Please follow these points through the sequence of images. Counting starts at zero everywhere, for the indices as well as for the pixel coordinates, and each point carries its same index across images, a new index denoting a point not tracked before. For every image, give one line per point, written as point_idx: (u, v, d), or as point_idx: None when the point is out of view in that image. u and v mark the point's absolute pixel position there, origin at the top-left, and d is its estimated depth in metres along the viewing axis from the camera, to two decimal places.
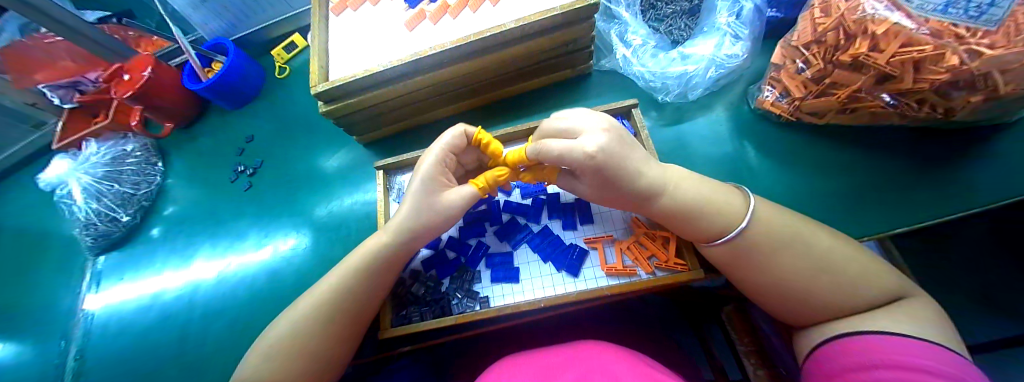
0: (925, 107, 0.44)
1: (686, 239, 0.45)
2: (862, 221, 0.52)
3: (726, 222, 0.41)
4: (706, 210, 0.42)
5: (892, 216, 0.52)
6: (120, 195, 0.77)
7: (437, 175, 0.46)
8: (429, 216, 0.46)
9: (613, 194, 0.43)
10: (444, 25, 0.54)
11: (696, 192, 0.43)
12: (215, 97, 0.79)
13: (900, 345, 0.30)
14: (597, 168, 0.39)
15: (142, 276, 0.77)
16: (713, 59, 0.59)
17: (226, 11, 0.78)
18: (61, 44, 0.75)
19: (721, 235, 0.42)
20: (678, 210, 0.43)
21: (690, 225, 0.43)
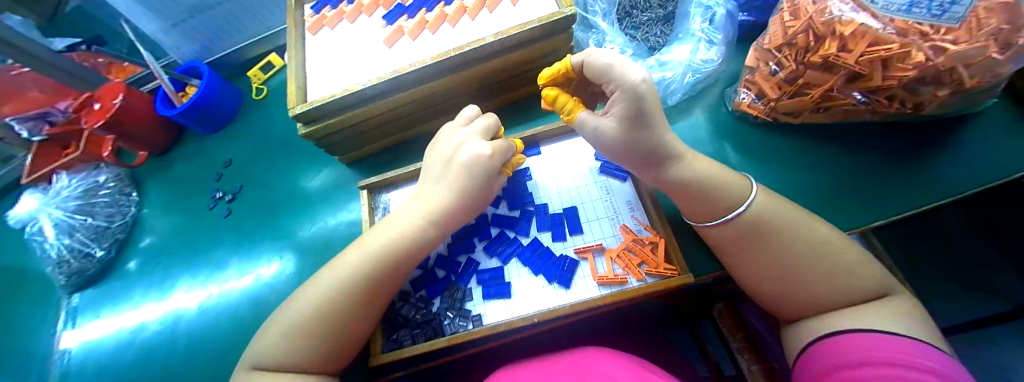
0: (894, 103, 0.46)
1: (699, 215, 0.44)
2: (843, 216, 0.53)
3: (731, 200, 0.41)
4: (716, 186, 0.42)
5: (871, 209, 0.53)
6: (93, 229, 0.74)
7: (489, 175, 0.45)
8: (460, 210, 0.45)
9: (639, 138, 0.40)
10: (422, 40, 0.54)
11: (707, 168, 0.43)
12: (190, 122, 0.76)
13: (884, 338, 0.31)
14: (643, 95, 0.36)
15: (119, 313, 0.73)
16: (689, 65, 0.60)
17: (200, 35, 0.77)
18: (28, 74, 0.70)
19: (729, 211, 0.41)
20: (694, 181, 0.42)
21: (704, 197, 0.42)
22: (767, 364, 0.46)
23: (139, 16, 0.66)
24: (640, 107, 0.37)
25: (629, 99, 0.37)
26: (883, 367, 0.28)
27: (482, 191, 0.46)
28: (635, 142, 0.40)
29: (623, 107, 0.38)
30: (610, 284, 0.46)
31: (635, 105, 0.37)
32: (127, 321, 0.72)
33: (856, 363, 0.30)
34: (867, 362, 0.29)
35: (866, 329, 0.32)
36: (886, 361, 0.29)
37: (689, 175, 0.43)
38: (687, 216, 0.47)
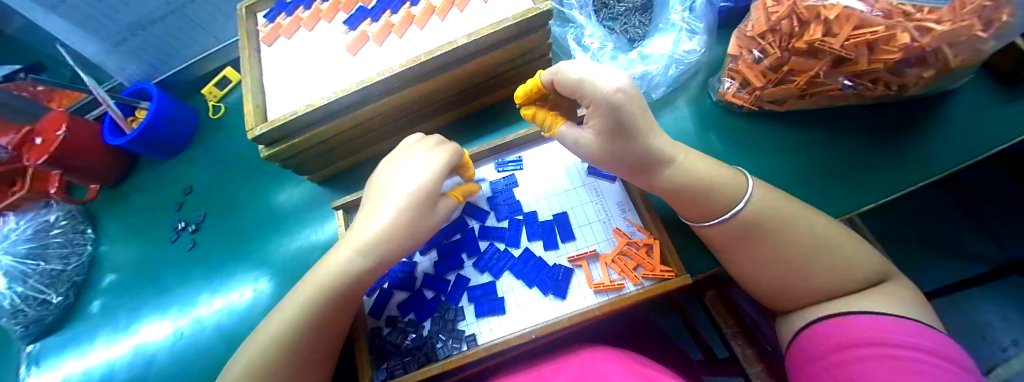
0: (879, 85, 0.46)
1: (694, 215, 0.42)
2: (833, 201, 0.53)
3: (724, 199, 0.39)
4: (713, 187, 0.39)
5: (859, 192, 0.53)
6: (47, 274, 0.65)
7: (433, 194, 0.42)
8: (410, 231, 0.41)
9: (621, 148, 0.38)
10: (389, 46, 0.50)
11: (700, 167, 0.40)
12: (143, 150, 0.70)
13: (873, 326, 0.31)
14: (616, 104, 0.33)
15: (85, 360, 0.67)
16: (672, 57, 0.58)
17: (144, 52, 0.70)
18: None
19: (727, 210, 0.39)
20: (684, 184, 0.40)
21: (700, 198, 0.40)
22: (760, 348, 0.44)
23: (73, 37, 0.60)
24: (616, 120, 0.34)
25: (603, 113, 0.34)
26: (869, 359, 0.29)
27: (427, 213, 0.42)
28: (616, 151, 0.38)
29: (599, 121, 0.36)
30: (606, 291, 0.44)
31: (609, 117, 0.34)
32: (91, 367, 0.66)
33: (844, 356, 0.30)
34: (856, 355, 0.29)
35: (856, 315, 0.32)
36: (873, 353, 0.29)
37: (679, 180, 0.40)
38: (682, 213, 0.44)
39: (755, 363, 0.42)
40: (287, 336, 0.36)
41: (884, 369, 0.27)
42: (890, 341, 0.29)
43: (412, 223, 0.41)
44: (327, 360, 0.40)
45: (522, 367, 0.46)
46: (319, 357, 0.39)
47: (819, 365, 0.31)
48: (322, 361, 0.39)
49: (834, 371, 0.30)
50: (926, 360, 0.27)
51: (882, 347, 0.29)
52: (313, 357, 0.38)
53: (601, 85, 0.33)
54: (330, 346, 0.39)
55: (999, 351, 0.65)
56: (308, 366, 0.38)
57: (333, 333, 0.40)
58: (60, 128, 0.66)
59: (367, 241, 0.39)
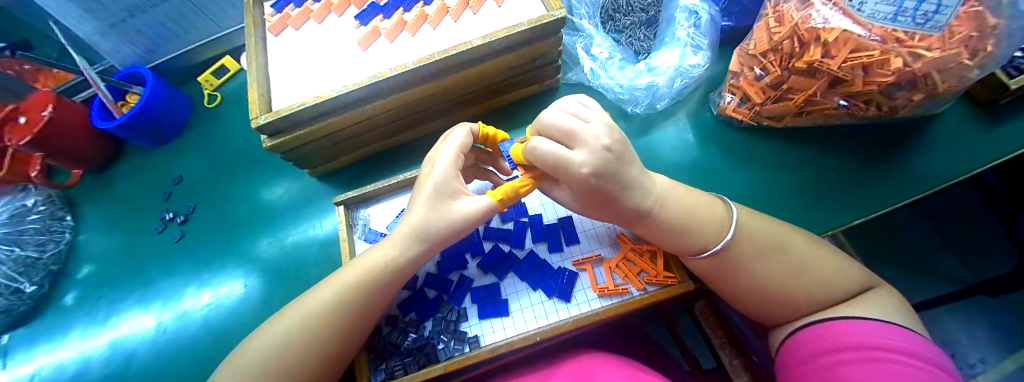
0: (872, 106, 0.49)
1: (671, 251, 0.42)
2: (826, 215, 0.56)
3: (703, 241, 0.39)
4: (690, 232, 0.39)
5: (852, 206, 0.56)
6: (22, 261, 0.62)
7: (452, 181, 0.39)
8: (442, 230, 0.39)
9: (597, 206, 0.38)
10: (402, 42, 0.50)
11: (668, 211, 0.39)
12: (130, 136, 0.68)
13: (842, 330, 0.32)
14: (584, 185, 0.34)
15: (59, 354, 0.64)
16: (678, 70, 0.60)
17: (139, 35, 0.68)
18: None
19: (702, 249, 0.40)
20: (663, 230, 0.40)
21: (674, 239, 0.40)
22: (746, 358, 0.44)
23: (69, 17, 0.58)
24: (587, 191, 0.35)
25: (575, 185, 0.35)
26: (854, 361, 0.30)
27: (455, 228, 0.39)
28: (594, 207, 0.39)
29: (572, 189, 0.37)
30: (610, 293, 0.44)
31: (590, 184, 0.34)
32: (65, 361, 0.63)
33: (825, 360, 0.31)
34: (831, 361, 0.31)
35: (832, 321, 0.34)
36: (847, 356, 0.30)
37: (660, 227, 0.39)
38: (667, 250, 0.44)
39: (742, 373, 0.42)
40: (311, 332, 0.35)
41: (870, 371, 0.28)
42: (860, 343, 0.31)
43: (439, 212, 0.39)
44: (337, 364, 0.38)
45: (524, 370, 0.45)
46: (331, 361, 0.36)
47: (807, 367, 0.33)
48: (334, 363, 0.37)
49: (821, 373, 0.31)
50: (905, 363, 0.29)
51: (860, 350, 0.30)
52: (324, 358, 0.36)
53: (569, 168, 0.33)
54: (344, 349, 0.37)
55: (968, 367, 0.68)
56: (319, 366, 0.35)
57: (346, 335, 0.37)
58: (46, 108, 0.63)
59: (395, 237, 0.40)
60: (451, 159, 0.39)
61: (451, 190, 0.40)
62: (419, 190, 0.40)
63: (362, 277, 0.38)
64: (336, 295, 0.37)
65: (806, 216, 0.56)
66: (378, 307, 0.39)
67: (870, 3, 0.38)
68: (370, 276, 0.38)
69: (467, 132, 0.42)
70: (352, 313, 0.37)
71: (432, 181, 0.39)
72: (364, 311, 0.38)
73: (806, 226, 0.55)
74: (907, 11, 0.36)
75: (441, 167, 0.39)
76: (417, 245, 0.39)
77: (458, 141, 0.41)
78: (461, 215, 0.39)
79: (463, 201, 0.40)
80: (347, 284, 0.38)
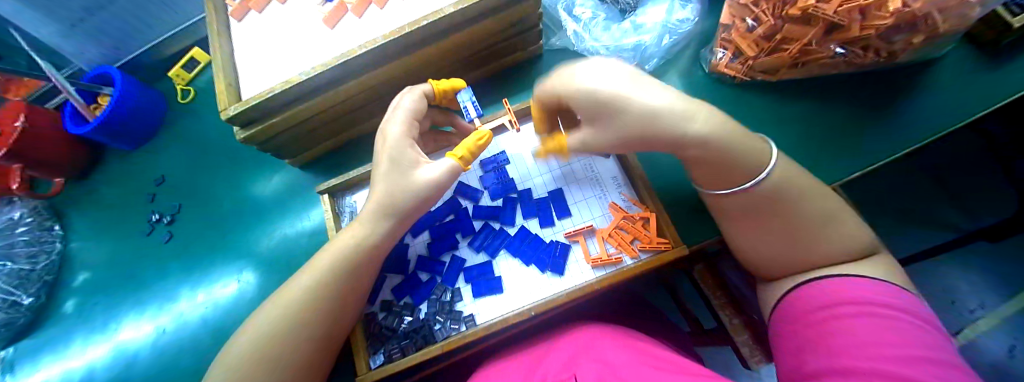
0: (869, 52, 0.47)
1: (719, 188, 0.34)
2: (826, 169, 0.54)
3: (752, 169, 0.32)
4: (738, 162, 0.32)
5: (851, 159, 0.54)
6: (15, 273, 0.62)
7: (406, 148, 0.38)
8: (406, 198, 0.38)
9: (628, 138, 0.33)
10: (370, 17, 0.47)
11: (716, 121, 0.31)
12: (106, 140, 0.66)
13: (842, 288, 0.29)
14: (609, 101, 0.31)
15: (63, 363, 0.64)
16: (665, 26, 0.58)
17: (100, 33, 0.65)
18: None
19: (748, 178, 0.32)
20: (711, 159, 0.32)
21: (722, 171, 0.32)
22: (747, 318, 0.44)
23: (25, 19, 0.56)
24: (614, 110, 0.31)
25: (602, 105, 0.31)
26: (851, 314, 0.27)
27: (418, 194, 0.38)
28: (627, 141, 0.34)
29: (600, 115, 0.32)
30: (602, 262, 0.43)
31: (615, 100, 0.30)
32: (71, 370, 0.64)
33: (821, 314, 0.28)
34: (824, 315, 0.28)
35: (831, 279, 0.30)
36: (844, 310, 0.27)
37: (711, 155, 0.31)
38: (714, 188, 0.36)
39: (742, 332, 0.42)
40: (294, 317, 0.35)
41: (869, 323, 0.25)
42: (861, 299, 0.28)
43: (399, 178, 0.38)
44: (326, 345, 0.38)
45: (522, 346, 0.45)
46: (320, 342, 0.37)
47: (800, 324, 0.29)
48: (324, 343, 0.37)
49: (815, 327, 0.28)
50: (909, 321, 0.25)
51: (859, 305, 0.27)
52: (313, 341, 0.36)
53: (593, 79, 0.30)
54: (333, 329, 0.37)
55: None
56: (308, 349, 0.36)
57: (330, 319, 0.37)
58: (17, 118, 0.61)
59: (365, 214, 0.39)
60: (404, 127, 0.38)
61: (410, 157, 0.38)
62: (378, 163, 0.39)
63: (337, 259, 0.38)
64: (318, 279, 0.37)
65: (804, 170, 0.55)
66: (363, 284, 0.40)
67: None
68: (343, 259, 0.38)
69: (417, 97, 0.41)
70: (334, 297, 0.37)
71: (387, 152, 0.38)
72: (345, 291, 0.38)
73: (807, 169, 0.55)
74: None
75: (394, 135, 0.38)
76: (388, 217, 0.38)
77: (407, 106, 0.40)
78: (423, 181, 0.38)
79: (423, 167, 0.39)
80: (320, 268, 0.37)
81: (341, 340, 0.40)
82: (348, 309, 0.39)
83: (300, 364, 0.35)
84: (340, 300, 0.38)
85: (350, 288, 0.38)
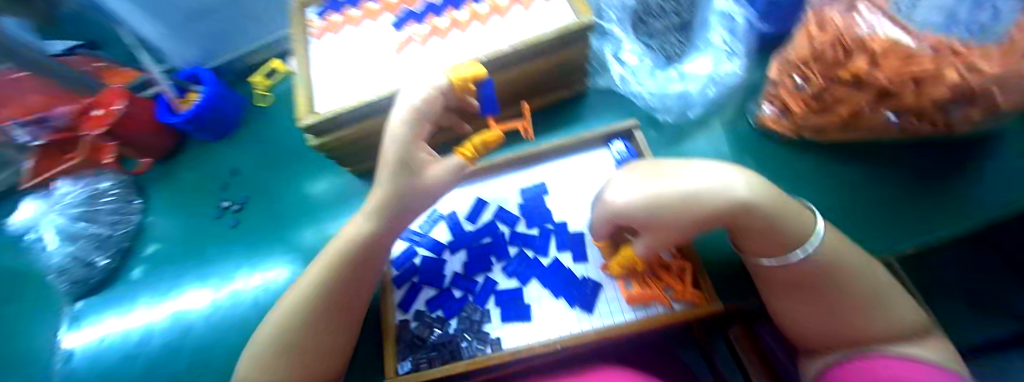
0: (925, 121, 0.46)
1: (770, 257, 0.33)
2: (886, 233, 0.51)
3: (797, 232, 0.31)
4: (784, 226, 0.31)
5: (914, 224, 0.50)
6: (95, 237, 0.73)
7: (409, 148, 0.36)
8: (414, 198, 0.38)
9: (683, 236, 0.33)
10: (433, 46, 0.52)
11: (756, 185, 0.31)
12: (195, 130, 0.76)
13: (877, 365, 0.29)
14: (652, 215, 0.31)
15: (124, 323, 0.71)
16: (712, 77, 0.60)
17: (198, 36, 0.75)
18: (24, 80, 0.70)
19: (796, 247, 0.32)
20: (765, 225, 0.30)
21: (773, 237, 0.31)
22: None
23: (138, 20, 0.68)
24: (658, 219, 0.31)
25: (646, 220, 0.32)
26: None
27: (422, 192, 0.38)
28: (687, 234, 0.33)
29: (648, 228, 0.33)
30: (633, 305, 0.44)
31: (654, 212, 0.31)
32: (130, 331, 0.70)
33: None
34: None
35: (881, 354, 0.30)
36: None
37: (762, 224, 0.30)
38: (766, 259, 0.34)
39: None
40: (305, 300, 0.38)
41: None
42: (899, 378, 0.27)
43: (401, 177, 0.36)
44: (339, 331, 0.39)
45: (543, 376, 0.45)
46: (326, 326, 0.38)
47: None
48: (333, 326, 0.39)
49: None
50: None
51: None
52: (314, 322, 0.37)
53: (623, 199, 0.33)
54: (337, 312, 0.39)
55: None
56: (313, 332, 0.38)
57: (333, 303, 0.38)
58: (118, 102, 0.72)
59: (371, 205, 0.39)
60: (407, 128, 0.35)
61: (418, 158, 0.37)
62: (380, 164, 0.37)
63: (347, 244, 0.39)
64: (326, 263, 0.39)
65: (857, 231, 0.52)
66: (370, 267, 0.41)
67: None
68: (343, 252, 0.39)
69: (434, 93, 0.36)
70: (335, 279, 0.38)
71: (388, 159, 0.35)
72: (351, 279, 0.39)
73: (859, 234, 0.51)
74: None
75: (394, 138, 0.35)
76: (393, 212, 0.38)
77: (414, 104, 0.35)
78: (434, 178, 0.38)
79: (430, 165, 0.38)
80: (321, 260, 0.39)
81: (358, 321, 0.42)
82: (352, 294, 0.40)
83: (311, 347, 0.37)
84: (343, 285, 0.39)
85: (354, 267, 0.39)
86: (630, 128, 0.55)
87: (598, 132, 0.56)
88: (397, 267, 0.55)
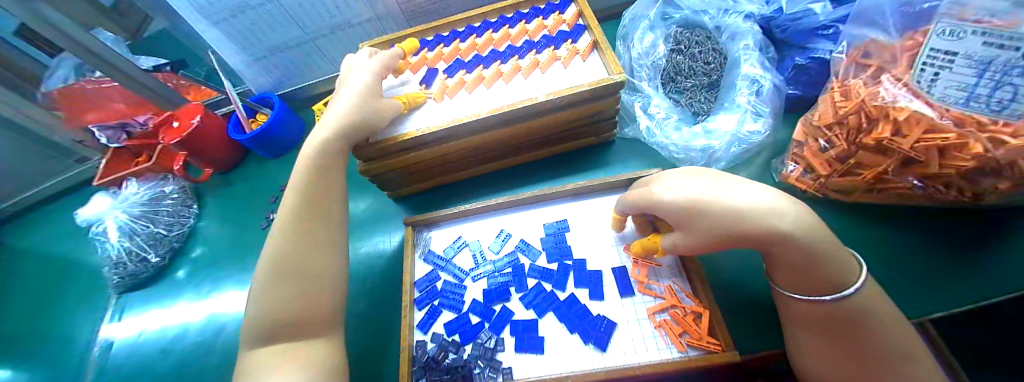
0: (952, 190, 0.46)
1: (806, 291, 0.34)
2: (919, 298, 0.49)
3: (837, 276, 0.32)
4: (825, 265, 0.32)
5: (948, 291, 0.49)
6: (153, 235, 0.80)
7: (372, 85, 0.52)
8: (370, 117, 0.49)
9: (708, 241, 0.36)
10: (478, 94, 0.58)
11: (807, 219, 0.32)
12: (257, 147, 0.84)
13: None
14: (692, 211, 0.36)
15: (164, 318, 0.76)
16: (735, 136, 0.61)
17: (274, 68, 0.87)
18: (115, 89, 0.82)
19: (829, 291, 0.32)
20: (800, 259, 0.32)
21: (810, 273, 0.32)
22: None
23: (225, 47, 0.78)
24: (694, 217, 0.36)
25: (683, 214, 0.37)
26: None
27: (375, 111, 0.50)
28: (715, 244, 0.35)
29: (684, 222, 0.37)
30: (646, 346, 0.45)
31: (692, 210, 0.36)
32: (168, 327, 0.75)
33: None
34: None
35: None
36: None
37: (799, 257, 0.32)
38: (794, 291, 0.35)
39: None
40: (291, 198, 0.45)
41: None
42: None
43: (366, 101, 0.50)
44: (325, 211, 0.46)
45: None
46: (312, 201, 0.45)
47: None
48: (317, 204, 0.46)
49: None
50: None
51: None
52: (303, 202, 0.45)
53: (670, 195, 0.38)
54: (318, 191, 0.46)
55: None
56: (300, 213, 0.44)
57: (315, 183, 0.46)
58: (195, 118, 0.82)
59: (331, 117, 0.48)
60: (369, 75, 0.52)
61: (375, 93, 0.52)
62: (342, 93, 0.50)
63: (317, 151, 0.47)
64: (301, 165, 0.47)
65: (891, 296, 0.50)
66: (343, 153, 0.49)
67: (940, 86, 0.40)
68: (308, 162, 0.46)
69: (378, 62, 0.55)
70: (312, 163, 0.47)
71: (354, 86, 0.51)
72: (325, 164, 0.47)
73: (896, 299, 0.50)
74: (980, 98, 0.38)
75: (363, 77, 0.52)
76: (355, 123, 0.48)
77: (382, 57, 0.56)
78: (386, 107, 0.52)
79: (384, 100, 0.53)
80: (292, 185, 0.45)
81: (337, 203, 0.48)
82: (333, 169, 0.48)
83: (299, 265, 0.41)
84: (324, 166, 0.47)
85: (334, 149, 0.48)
86: None
87: (625, 176, 0.58)
88: (419, 288, 0.57)
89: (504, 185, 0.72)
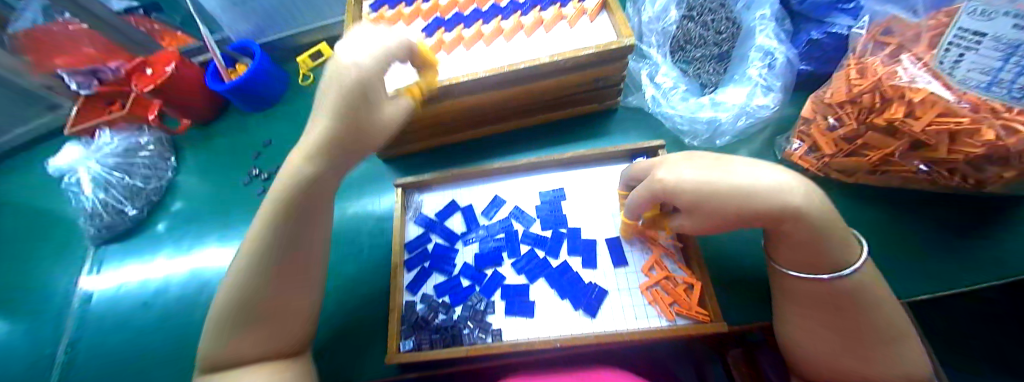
0: (955, 176, 0.46)
1: (809, 270, 0.33)
2: (901, 279, 0.50)
3: (841, 254, 0.31)
4: (831, 244, 0.31)
5: (930, 274, 0.50)
6: (129, 188, 0.76)
7: None
8: None
9: (717, 223, 0.34)
10: (477, 51, 0.54)
11: (815, 197, 0.31)
12: (236, 99, 0.79)
13: None
14: (697, 194, 0.34)
15: (144, 272, 0.74)
16: (744, 109, 0.59)
17: (253, 14, 0.79)
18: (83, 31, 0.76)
19: (827, 270, 0.32)
20: (808, 235, 0.31)
21: (816, 253, 0.32)
22: None
23: None
24: (699, 200, 0.34)
25: (687, 198, 0.35)
26: None
27: None
28: (724, 223, 0.34)
29: (691, 206, 0.35)
30: (636, 314, 0.45)
31: (697, 193, 0.34)
32: (149, 280, 0.74)
33: None
34: None
35: None
36: None
37: (808, 234, 0.31)
38: (792, 269, 0.35)
39: None
40: None
41: None
42: None
43: None
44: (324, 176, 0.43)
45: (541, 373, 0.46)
46: None
47: None
48: None
49: None
50: None
51: None
52: None
53: (674, 178, 0.35)
54: None
55: None
56: None
57: None
58: (169, 64, 0.76)
59: None
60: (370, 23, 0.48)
61: None
62: None
63: None
64: None
65: None
66: None
67: (963, 67, 0.38)
68: None
69: None
70: None
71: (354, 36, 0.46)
72: None
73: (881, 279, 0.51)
74: (1002, 82, 0.36)
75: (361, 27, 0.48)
76: None
77: None
78: None
79: None
80: None
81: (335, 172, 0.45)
82: None
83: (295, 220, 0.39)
84: None
85: None
86: (657, 147, 0.55)
87: (633, 145, 0.56)
88: (410, 250, 0.56)
89: (502, 150, 0.70)
